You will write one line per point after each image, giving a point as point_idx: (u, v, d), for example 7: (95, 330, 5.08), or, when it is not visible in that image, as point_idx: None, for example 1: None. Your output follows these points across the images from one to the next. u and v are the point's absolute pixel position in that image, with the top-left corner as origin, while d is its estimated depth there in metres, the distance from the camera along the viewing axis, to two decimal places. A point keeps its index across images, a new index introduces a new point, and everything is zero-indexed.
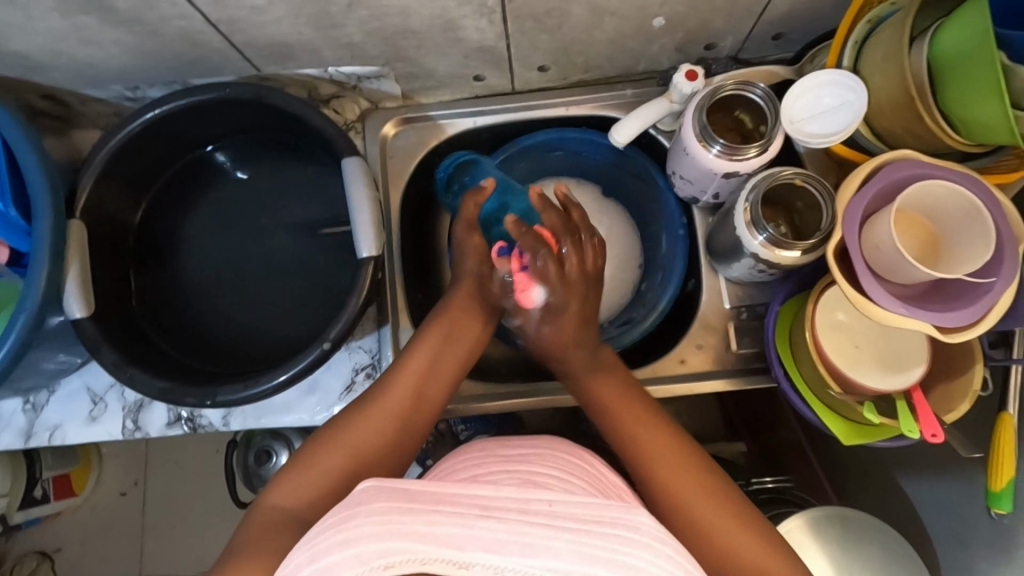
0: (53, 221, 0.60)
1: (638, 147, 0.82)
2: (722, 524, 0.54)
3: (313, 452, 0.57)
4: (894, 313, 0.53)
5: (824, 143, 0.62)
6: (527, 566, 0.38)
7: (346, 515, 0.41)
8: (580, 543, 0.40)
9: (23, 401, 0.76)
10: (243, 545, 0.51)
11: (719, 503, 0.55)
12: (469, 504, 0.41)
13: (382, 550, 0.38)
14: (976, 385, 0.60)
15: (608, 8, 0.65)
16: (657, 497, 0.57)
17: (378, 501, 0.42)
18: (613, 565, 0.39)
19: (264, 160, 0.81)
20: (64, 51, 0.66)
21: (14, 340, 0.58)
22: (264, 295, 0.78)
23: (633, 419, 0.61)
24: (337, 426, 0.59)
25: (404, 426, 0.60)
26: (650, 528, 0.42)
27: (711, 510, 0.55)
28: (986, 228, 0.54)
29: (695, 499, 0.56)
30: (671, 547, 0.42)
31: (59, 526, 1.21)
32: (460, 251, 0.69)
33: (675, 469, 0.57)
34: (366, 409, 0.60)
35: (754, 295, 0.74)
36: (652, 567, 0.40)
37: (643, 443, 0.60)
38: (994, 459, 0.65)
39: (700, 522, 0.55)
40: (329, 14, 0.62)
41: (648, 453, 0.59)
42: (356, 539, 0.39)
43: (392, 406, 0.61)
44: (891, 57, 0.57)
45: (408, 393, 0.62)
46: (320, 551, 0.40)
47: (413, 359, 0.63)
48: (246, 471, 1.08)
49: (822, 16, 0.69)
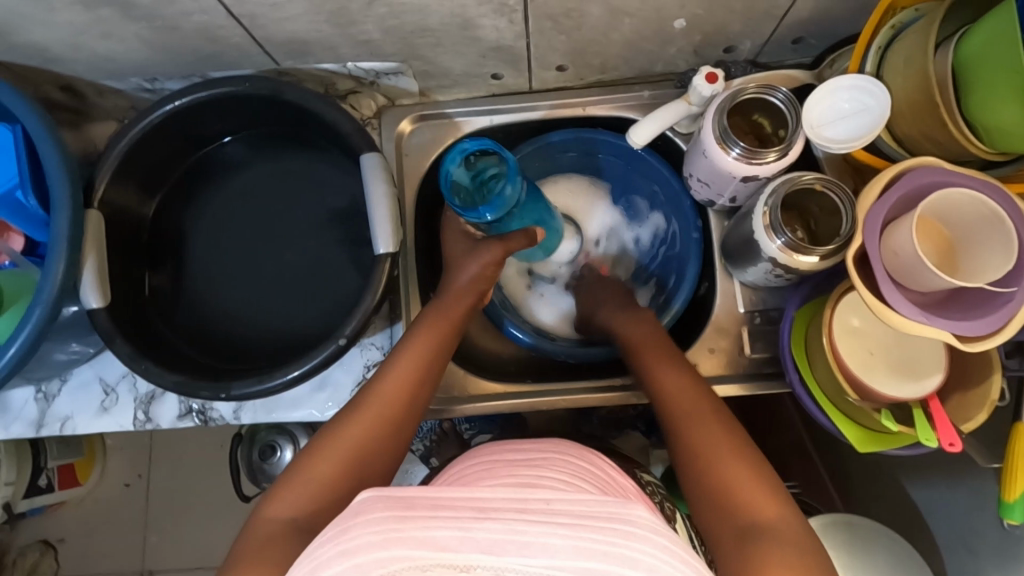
0: (71, 214, 0.60)
1: (654, 149, 0.82)
2: (743, 479, 0.52)
3: (307, 457, 0.58)
4: (914, 321, 0.53)
5: (829, 150, 0.63)
6: (524, 565, 0.37)
7: (344, 527, 0.40)
8: (575, 540, 0.38)
9: (35, 390, 0.76)
10: (247, 552, 0.51)
11: (755, 476, 0.52)
12: (464, 508, 0.40)
13: (382, 559, 0.37)
14: (994, 395, 0.59)
15: (629, 10, 0.64)
16: (688, 461, 0.55)
17: (375, 512, 0.40)
18: (608, 557, 0.37)
19: (279, 155, 0.81)
20: (84, 43, 0.66)
21: (30, 331, 0.58)
22: (276, 289, 0.78)
23: (681, 386, 0.61)
24: (328, 433, 0.59)
25: (388, 431, 0.60)
26: (645, 520, 0.40)
27: (750, 483, 0.52)
28: (1007, 237, 0.54)
29: (732, 469, 0.53)
30: (666, 537, 0.39)
31: (63, 517, 1.21)
32: (466, 263, 0.72)
33: (717, 435, 0.55)
34: (354, 415, 0.60)
35: (768, 300, 0.73)
36: (649, 558, 0.38)
37: (680, 400, 0.60)
38: (1008, 467, 0.64)
39: (736, 493, 0.51)
40: (350, 11, 0.62)
41: (688, 416, 0.58)
42: (354, 550, 0.38)
43: (381, 408, 0.60)
44: (915, 61, 0.56)
45: (396, 399, 0.61)
46: (320, 564, 0.39)
47: (401, 360, 0.63)
48: (250, 465, 1.08)
49: (843, 21, 0.69)
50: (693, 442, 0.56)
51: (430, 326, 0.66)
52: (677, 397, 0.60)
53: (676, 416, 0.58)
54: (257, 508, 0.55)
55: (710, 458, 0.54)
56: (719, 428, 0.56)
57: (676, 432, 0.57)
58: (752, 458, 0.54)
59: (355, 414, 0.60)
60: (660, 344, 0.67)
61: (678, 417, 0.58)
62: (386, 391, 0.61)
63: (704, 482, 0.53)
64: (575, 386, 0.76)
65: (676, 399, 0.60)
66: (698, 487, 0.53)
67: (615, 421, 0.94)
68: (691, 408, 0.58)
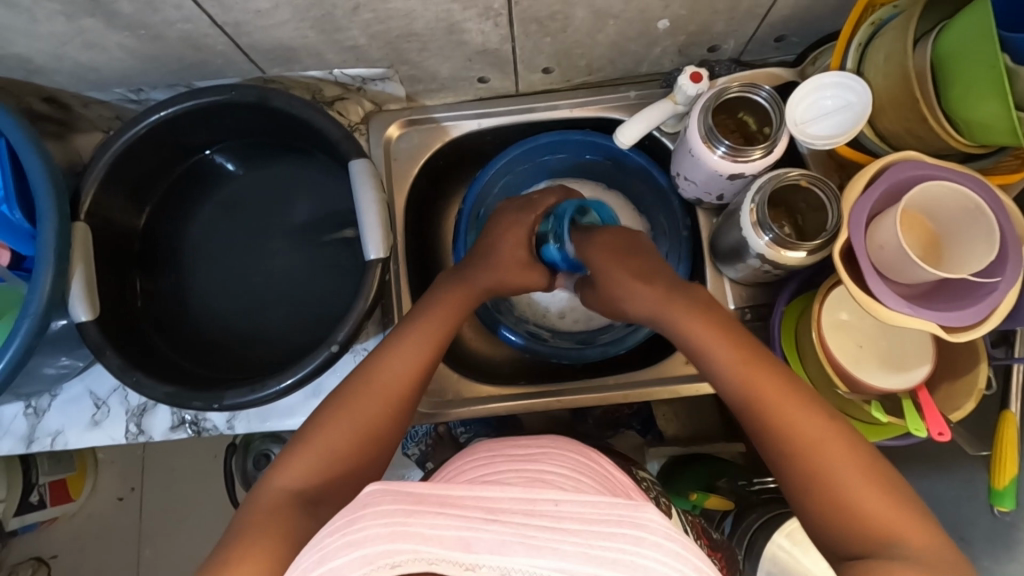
0: (57, 225, 0.60)
1: (641, 148, 0.82)
2: (856, 492, 0.49)
3: (315, 429, 0.58)
4: (899, 313, 0.54)
5: (811, 147, 0.64)
6: (532, 565, 0.37)
7: (351, 518, 0.40)
8: (585, 547, 0.38)
9: (24, 405, 0.75)
10: (250, 524, 0.52)
11: (866, 478, 0.50)
12: (472, 507, 0.39)
13: (386, 551, 0.37)
14: (981, 385, 0.61)
15: (612, 12, 0.65)
16: (788, 467, 0.52)
17: (383, 504, 0.40)
18: (618, 565, 0.37)
19: (267, 163, 0.81)
20: (66, 54, 0.66)
21: (19, 344, 0.57)
22: (266, 297, 0.78)
23: (767, 378, 0.55)
24: (334, 406, 0.59)
25: (396, 409, 0.60)
26: (658, 525, 0.39)
27: (865, 488, 0.49)
28: (990, 228, 0.55)
29: (842, 479, 0.50)
30: (676, 542, 0.39)
31: (54, 534, 1.20)
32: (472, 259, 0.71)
33: (822, 439, 0.51)
34: (360, 386, 0.60)
35: (758, 296, 0.74)
36: (658, 566, 0.37)
37: (768, 402, 0.54)
38: (997, 456, 0.67)
39: (849, 501, 0.49)
40: (335, 18, 0.62)
41: (776, 419, 0.53)
42: (361, 541, 0.38)
43: (389, 383, 0.60)
44: (893, 57, 0.57)
45: (397, 380, 0.60)
46: (326, 555, 0.38)
47: (406, 340, 0.63)
48: (245, 477, 1.07)
49: (823, 20, 0.70)
50: (793, 449, 0.52)
51: (437, 308, 0.66)
52: (758, 389, 0.54)
53: (762, 415, 0.54)
54: (262, 479, 0.56)
55: (818, 465, 0.51)
56: (818, 428, 0.52)
57: (769, 436, 0.53)
58: (863, 457, 0.51)
59: (362, 385, 0.60)
60: (723, 335, 0.58)
61: (766, 417, 0.54)
62: (388, 368, 0.61)
63: (810, 486, 0.51)
64: (570, 386, 0.76)
65: (760, 394, 0.54)
66: (802, 489, 0.51)
67: (610, 421, 0.94)
68: (782, 404, 0.53)
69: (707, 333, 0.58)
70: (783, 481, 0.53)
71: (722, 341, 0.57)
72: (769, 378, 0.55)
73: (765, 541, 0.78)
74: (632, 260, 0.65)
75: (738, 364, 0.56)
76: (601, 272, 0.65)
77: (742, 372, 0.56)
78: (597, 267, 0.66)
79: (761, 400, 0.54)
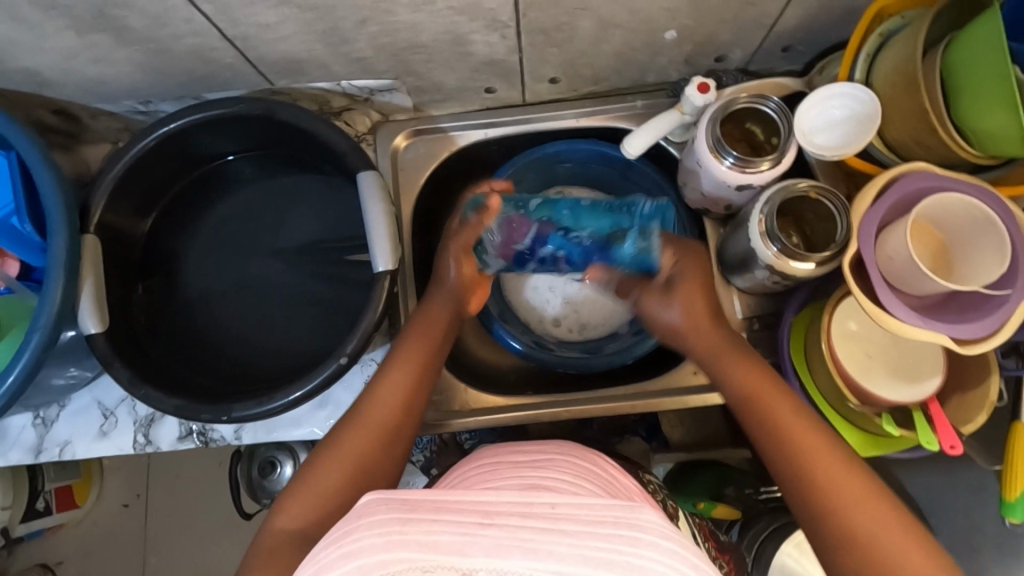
0: (67, 238, 0.60)
1: (648, 157, 0.82)
2: (892, 543, 0.49)
3: (314, 464, 0.59)
4: (910, 324, 0.54)
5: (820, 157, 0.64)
6: (527, 568, 0.36)
7: (349, 528, 0.40)
8: (580, 548, 0.37)
9: (33, 416, 0.76)
10: (255, 566, 0.52)
11: (907, 542, 0.49)
12: (470, 512, 0.39)
13: (384, 561, 0.37)
14: (992, 397, 0.61)
15: (618, 22, 0.65)
16: (819, 519, 0.52)
17: (378, 513, 0.40)
18: (613, 565, 0.36)
19: (274, 173, 0.81)
20: (76, 68, 0.66)
21: (29, 357, 0.57)
22: (273, 309, 0.78)
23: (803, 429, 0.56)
24: (328, 442, 0.60)
25: (387, 439, 0.61)
26: (654, 524, 0.39)
27: (903, 546, 0.49)
28: (1001, 239, 0.54)
29: (877, 528, 0.50)
30: (674, 541, 0.38)
31: (61, 539, 1.20)
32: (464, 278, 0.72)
33: (854, 490, 0.52)
34: (354, 422, 0.61)
35: (764, 305, 0.74)
36: (658, 566, 0.37)
37: (802, 453, 0.55)
38: (1008, 468, 0.66)
39: (885, 558, 0.49)
40: (341, 30, 0.62)
41: (812, 470, 0.54)
42: (356, 552, 0.38)
43: (377, 418, 0.61)
44: (901, 69, 0.57)
45: (383, 415, 0.62)
46: (324, 566, 0.38)
47: (398, 365, 0.65)
48: (249, 483, 1.08)
49: (830, 29, 0.70)
50: (826, 498, 0.52)
51: (427, 332, 0.68)
52: (795, 439, 0.56)
53: (795, 466, 0.55)
54: (264, 521, 0.56)
55: (851, 519, 0.51)
56: (859, 485, 0.52)
57: (803, 488, 0.54)
58: (903, 522, 0.50)
59: (351, 420, 0.61)
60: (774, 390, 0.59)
61: (800, 468, 0.54)
62: (375, 404, 0.62)
63: (848, 544, 0.50)
64: (576, 398, 0.76)
65: (804, 447, 0.55)
66: (837, 545, 0.51)
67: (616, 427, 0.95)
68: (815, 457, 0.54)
69: (751, 385, 0.60)
70: (812, 532, 0.53)
71: (768, 394, 0.59)
72: (809, 427, 0.56)
73: (772, 552, 0.77)
74: (707, 292, 0.66)
75: (774, 421, 0.57)
76: (681, 286, 0.66)
77: (778, 429, 0.57)
78: (678, 283, 0.66)
79: (797, 454, 0.55)
